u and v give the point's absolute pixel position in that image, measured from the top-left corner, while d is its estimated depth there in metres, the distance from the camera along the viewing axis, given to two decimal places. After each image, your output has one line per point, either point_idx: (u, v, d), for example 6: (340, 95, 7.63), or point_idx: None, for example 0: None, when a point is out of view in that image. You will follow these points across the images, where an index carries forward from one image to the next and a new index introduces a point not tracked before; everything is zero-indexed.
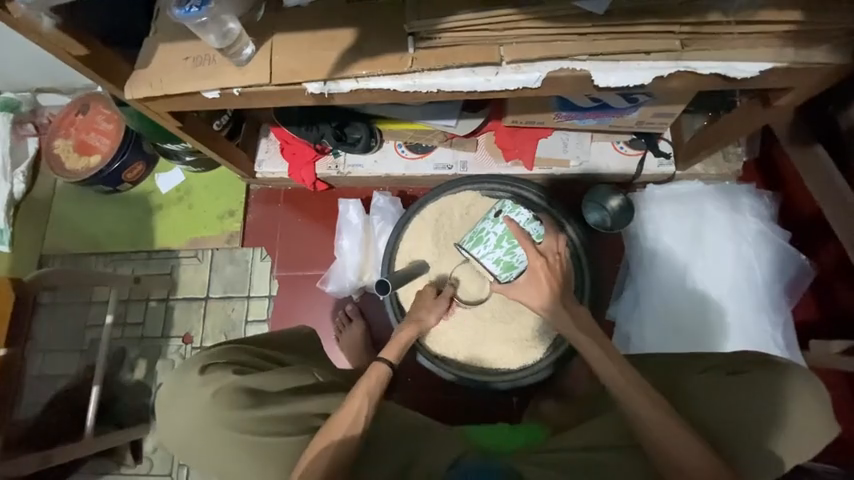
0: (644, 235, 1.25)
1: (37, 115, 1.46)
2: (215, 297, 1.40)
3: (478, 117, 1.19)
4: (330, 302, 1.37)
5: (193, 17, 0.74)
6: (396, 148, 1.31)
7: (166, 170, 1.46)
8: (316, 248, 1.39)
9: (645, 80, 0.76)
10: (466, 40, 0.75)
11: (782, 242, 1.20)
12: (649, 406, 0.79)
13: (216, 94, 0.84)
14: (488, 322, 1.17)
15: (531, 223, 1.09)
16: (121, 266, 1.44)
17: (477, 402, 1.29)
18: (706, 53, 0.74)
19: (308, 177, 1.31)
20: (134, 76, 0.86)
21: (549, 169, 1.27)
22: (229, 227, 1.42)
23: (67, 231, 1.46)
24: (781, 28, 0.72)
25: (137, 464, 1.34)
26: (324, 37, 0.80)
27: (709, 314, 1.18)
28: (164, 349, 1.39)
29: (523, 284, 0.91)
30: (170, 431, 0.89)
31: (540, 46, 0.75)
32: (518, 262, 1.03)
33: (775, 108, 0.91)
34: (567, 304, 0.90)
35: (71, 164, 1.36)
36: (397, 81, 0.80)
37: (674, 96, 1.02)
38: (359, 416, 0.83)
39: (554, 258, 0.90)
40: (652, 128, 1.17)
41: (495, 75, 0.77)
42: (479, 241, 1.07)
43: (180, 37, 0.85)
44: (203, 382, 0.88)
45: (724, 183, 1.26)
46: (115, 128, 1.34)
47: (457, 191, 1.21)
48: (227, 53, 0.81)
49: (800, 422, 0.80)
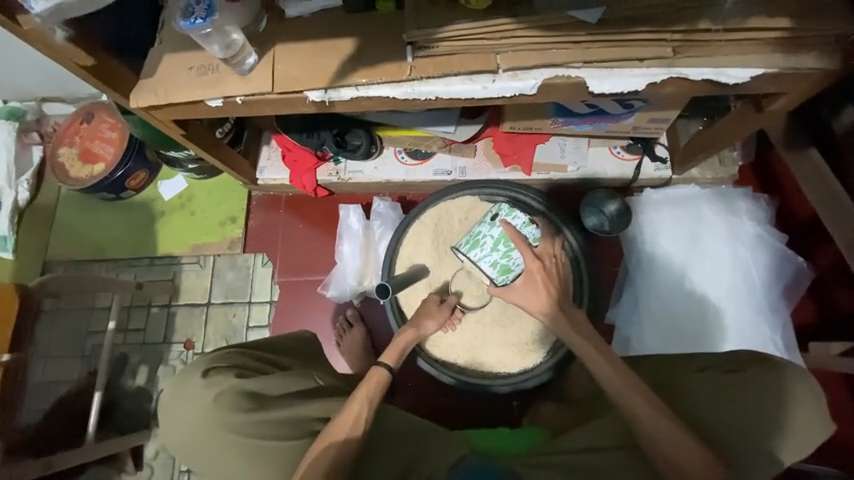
0: (641, 239, 1.27)
1: (42, 124, 1.48)
2: (216, 303, 1.41)
3: (476, 123, 1.21)
4: (331, 307, 1.38)
5: (199, 27, 0.76)
6: (396, 154, 1.33)
7: (169, 178, 1.48)
8: (317, 254, 1.40)
9: (639, 86, 0.78)
10: (463, 48, 0.77)
11: (778, 245, 1.21)
12: (644, 406, 0.81)
13: (220, 103, 0.85)
14: (488, 326, 1.18)
15: (527, 227, 1.11)
16: (123, 272, 1.45)
17: (477, 406, 1.30)
18: (698, 59, 0.76)
19: (309, 184, 1.33)
20: (139, 84, 0.87)
21: (547, 174, 1.29)
22: (230, 233, 1.43)
23: (69, 238, 1.48)
24: (771, 34, 0.74)
25: (138, 471, 1.35)
26: (325, 46, 0.82)
27: (708, 316, 1.20)
28: (166, 355, 1.41)
29: (520, 287, 0.93)
30: (172, 434, 0.91)
31: (536, 54, 0.76)
32: (514, 265, 1.07)
33: (767, 112, 0.93)
34: (564, 304, 0.92)
35: (75, 172, 1.37)
36: (396, 89, 0.81)
37: (669, 102, 1.04)
38: (359, 420, 0.84)
39: (550, 262, 0.93)
40: (648, 133, 1.19)
41: (492, 83, 0.79)
42: (476, 245, 1.11)
43: (185, 47, 0.87)
44: (204, 386, 0.89)
45: (721, 187, 1.28)
46: (119, 136, 1.36)
47: (457, 196, 1.22)
48: (231, 62, 0.82)
49: (803, 424, 0.81)
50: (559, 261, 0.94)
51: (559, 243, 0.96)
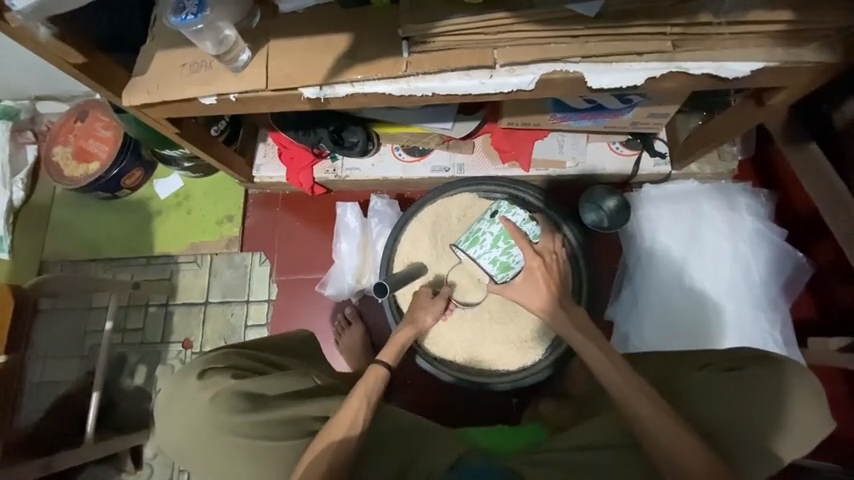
0: (641, 235, 1.26)
1: (35, 123, 1.47)
2: (215, 302, 1.41)
3: (473, 119, 1.20)
4: (329, 305, 1.37)
5: (190, 24, 0.75)
6: (393, 151, 1.32)
7: (165, 176, 1.46)
8: (315, 252, 1.40)
9: (637, 81, 0.76)
10: (460, 43, 0.76)
11: (779, 241, 1.20)
12: (645, 403, 0.80)
13: (213, 100, 0.84)
14: (486, 323, 1.17)
15: (527, 223, 1.07)
16: (121, 271, 1.44)
17: (477, 404, 1.29)
18: (699, 53, 0.74)
19: (306, 181, 1.32)
20: (131, 83, 0.86)
21: (546, 170, 1.28)
22: (228, 231, 1.42)
23: (66, 237, 1.47)
24: (772, 27, 0.72)
25: (138, 470, 1.34)
26: (319, 42, 0.81)
27: (708, 312, 1.19)
28: (164, 354, 1.40)
29: (520, 284, 0.92)
30: (169, 436, 0.90)
31: (535, 48, 0.75)
32: (514, 262, 1.02)
33: (767, 107, 0.92)
34: (565, 300, 0.92)
35: (69, 171, 1.36)
36: (392, 85, 0.80)
37: (669, 97, 1.03)
38: (356, 420, 0.83)
39: (550, 259, 0.92)
40: (648, 128, 1.18)
41: (489, 78, 0.78)
42: (475, 242, 1.06)
43: (177, 43, 0.86)
44: (199, 388, 0.88)
45: (721, 182, 1.26)
46: (114, 134, 1.35)
47: (455, 193, 1.22)
48: (224, 59, 0.81)
49: (803, 423, 0.80)
50: (559, 258, 0.94)
51: (559, 242, 0.96)
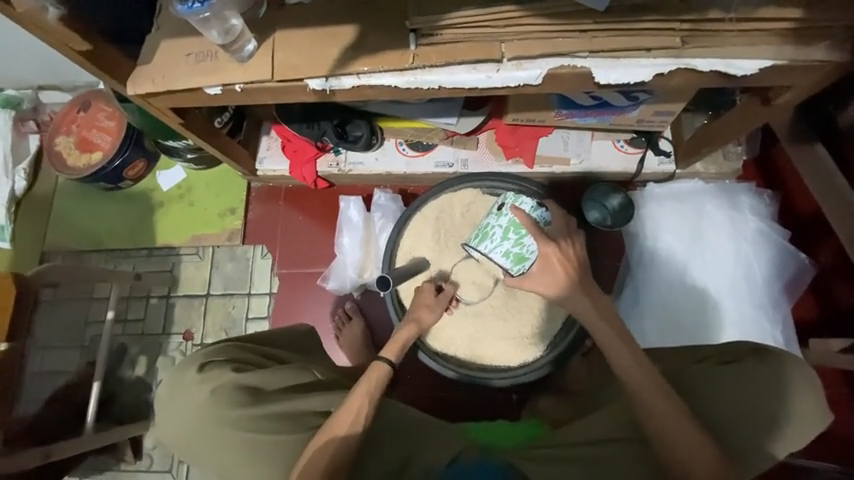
0: (643, 234, 1.25)
1: (38, 113, 1.47)
2: (216, 295, 1.40)
3: (478, 115, 1.19)
4: (330, 299, 1.37)
5: (197, 11, 0.73)
6: (397, 146, 1.31)
7: (167, 168, 1.46)
8: (317, 246, 1.39)
9: (645, 77, 0.76)
10: (467, 36, 0.75)
11: (782, 241, 1.20)
12: (654, 399, 0.79)
13: (218, 90, 0.84)
14: (488, 319, 1.17)
15: (537, 210, 0.98)
16: (122, 263, 1.44)
17: (477, 399, 1.29)
18: (707, 50, 0.74)
19: (309, 175, 1.31)
20: (136, 71, 0.86)
21: (550, 167, 1.28)
22: (230, 224, 1.42)
23: (66, 228, 1.46)
24: (782, 25, 0.72)
25: (137, 461, 1.34)
26: (326, 33, 0.80)
27: (709, 312, 1.18)
28: (165, 346, 1.39)
29: (536, 274, 0.89)
30: (168, 428, 0.90)
31: (542, 42, 0.75)
32: (529, 253, 0.92)
33: (773, 106, 0.91)
34: (584, 293, 0.88)
35: (72, 160, 1.36)
36: (398, 78, 0.80)
37: (674, 94, 1.02)
38: (359, 416, 0.83)
39: (566, 245, 0.89)
40: (652, 127, 1.18)
41: (496, 72, 0.77)
42: (485, 237, 0.97)
43: (183, 33, 0.85)
44: (199, 380, 0.89)
45: (724, 182, 1.26)
46: (116, 125, 1.35)
47: (458, 188, 1.20)
48: (230, 49, 0.81)
49: (802, 419, 0.80)
50: (574, 245, 0.91)
51: (572, 223, 0.94)
